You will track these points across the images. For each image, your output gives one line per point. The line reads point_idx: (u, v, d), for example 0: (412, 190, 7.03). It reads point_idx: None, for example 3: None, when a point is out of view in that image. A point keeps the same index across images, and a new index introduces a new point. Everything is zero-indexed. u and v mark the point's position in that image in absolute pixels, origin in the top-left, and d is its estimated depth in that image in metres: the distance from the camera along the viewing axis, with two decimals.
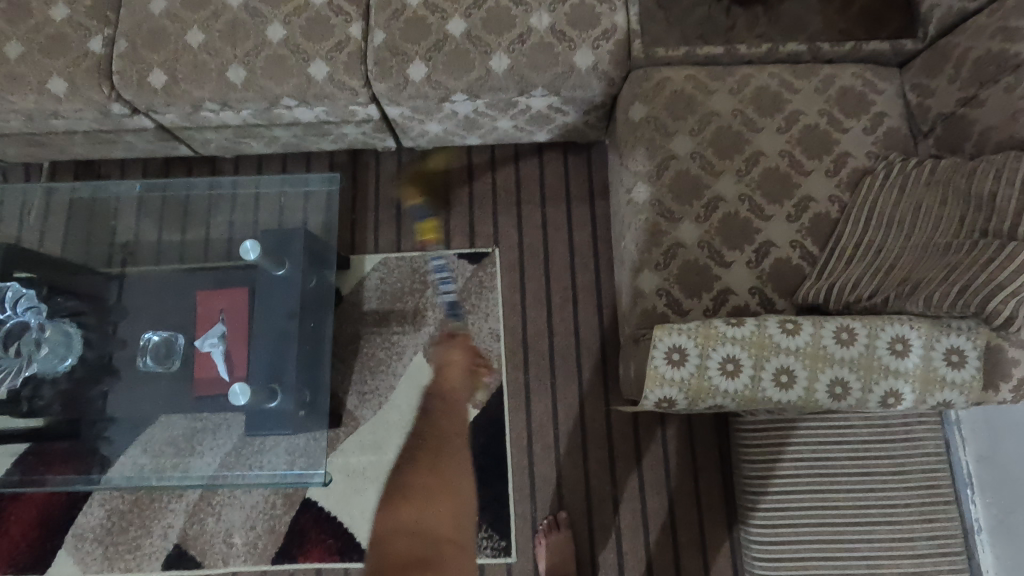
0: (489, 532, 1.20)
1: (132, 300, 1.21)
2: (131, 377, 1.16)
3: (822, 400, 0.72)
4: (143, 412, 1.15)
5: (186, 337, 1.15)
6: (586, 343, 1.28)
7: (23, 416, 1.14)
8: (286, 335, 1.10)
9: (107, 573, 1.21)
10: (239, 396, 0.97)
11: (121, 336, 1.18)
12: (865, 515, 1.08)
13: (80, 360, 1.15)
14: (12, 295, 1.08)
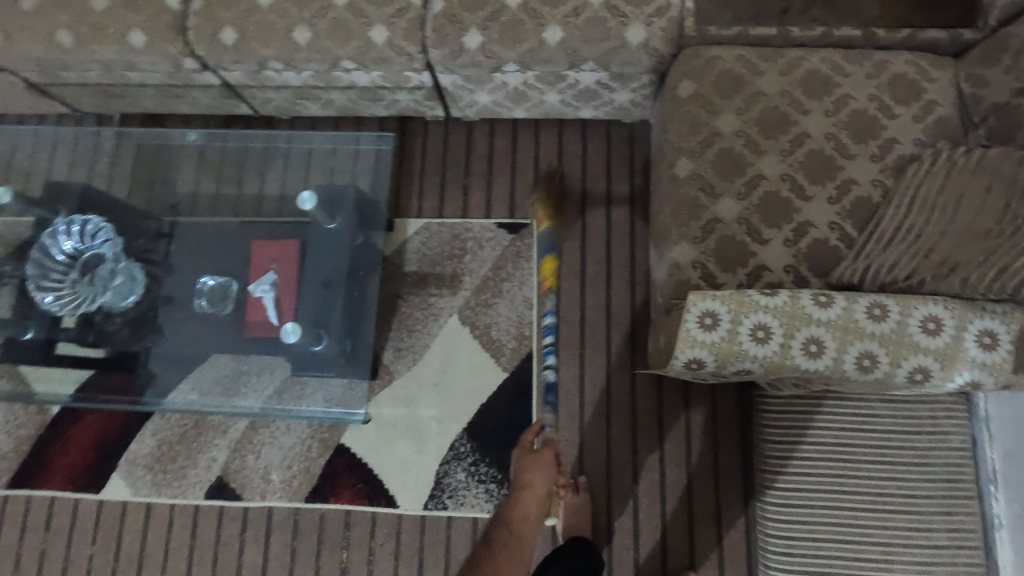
0: (511, 490, 1.25)
1: (190, 246, 1.29)
2: (183, 317, 1.24)
3: (849, 371, 0.74)
4: (197, 350, 1.24)
5: (239, 284, 1.23)
6: (617, 317, 1.31)
7: (88, 346, 1.22)
8: (335, 282, 1.16)
9: (155, 498, 1.30)
10: (292, 335, 1.02)
11: (180, 277, 1.26)
12: (885, 504, 1.11)
13: (141, 298, 1.23)
14: (92, 227, 1.15)
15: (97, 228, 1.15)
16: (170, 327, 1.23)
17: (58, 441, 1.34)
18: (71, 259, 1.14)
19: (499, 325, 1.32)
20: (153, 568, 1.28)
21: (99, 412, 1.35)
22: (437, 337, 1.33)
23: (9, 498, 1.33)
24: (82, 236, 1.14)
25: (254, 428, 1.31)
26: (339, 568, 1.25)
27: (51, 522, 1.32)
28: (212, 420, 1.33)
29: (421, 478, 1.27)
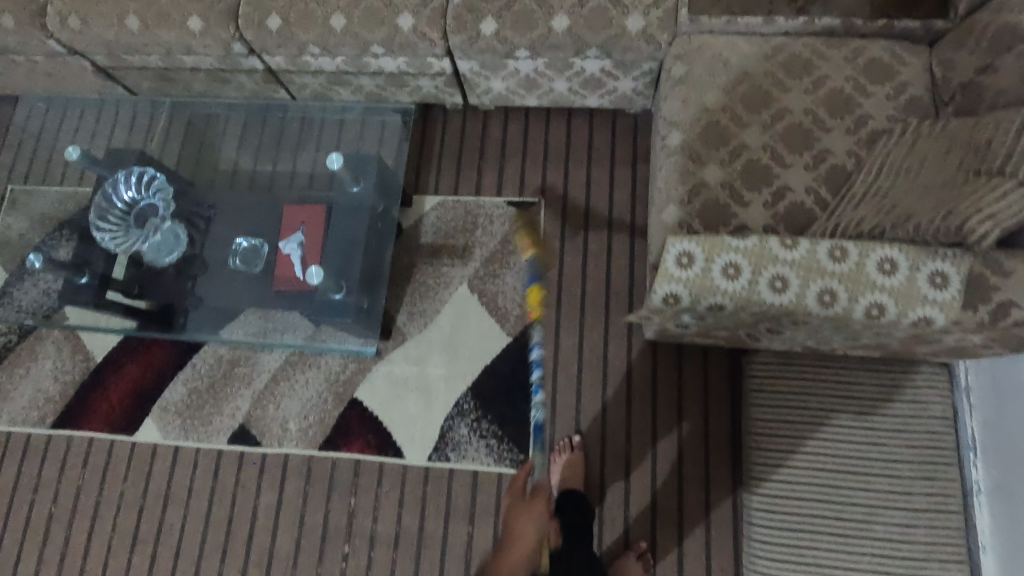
0: (510, 446, 1.33)
1: (225, 209, 1.41)
2: (219, 274, 1.36)
3: (811, 306, 0.82)
4: (231, 305, 1.36)
5: (270, 246, 1.35)
6: (616, 289, 1.40)
7: (133, 297, 1.36)
8: (354, 243, 1.28)
9: (183, 441, 1.41)
10: (315, 277, 1.16)
11: (215, 238, 1.38)
12: (866, 466, 1.17)
13: (179, 258, 1.37)
14: (149, 179, 1.31)
15: (161, 185, 1.32)
16: (206, 282, 1.36)
17: (100, 387, 1.47)
18: (129, 207, 1.32)
19: (505, 293, 1.42)
20: (177, 506, 1.38)
21: (138, 362, 1.47)
22: (447, 303, 1.43)
23: (51, 438, 1.45)
24: (141, 186, 1.31)
25: (276, 380, 1.42)
26: (347, 512, 1.33)
27: (86, 461, 1.43)
28: (238, 371, 1.44)
29: (427, 432, 1.35)
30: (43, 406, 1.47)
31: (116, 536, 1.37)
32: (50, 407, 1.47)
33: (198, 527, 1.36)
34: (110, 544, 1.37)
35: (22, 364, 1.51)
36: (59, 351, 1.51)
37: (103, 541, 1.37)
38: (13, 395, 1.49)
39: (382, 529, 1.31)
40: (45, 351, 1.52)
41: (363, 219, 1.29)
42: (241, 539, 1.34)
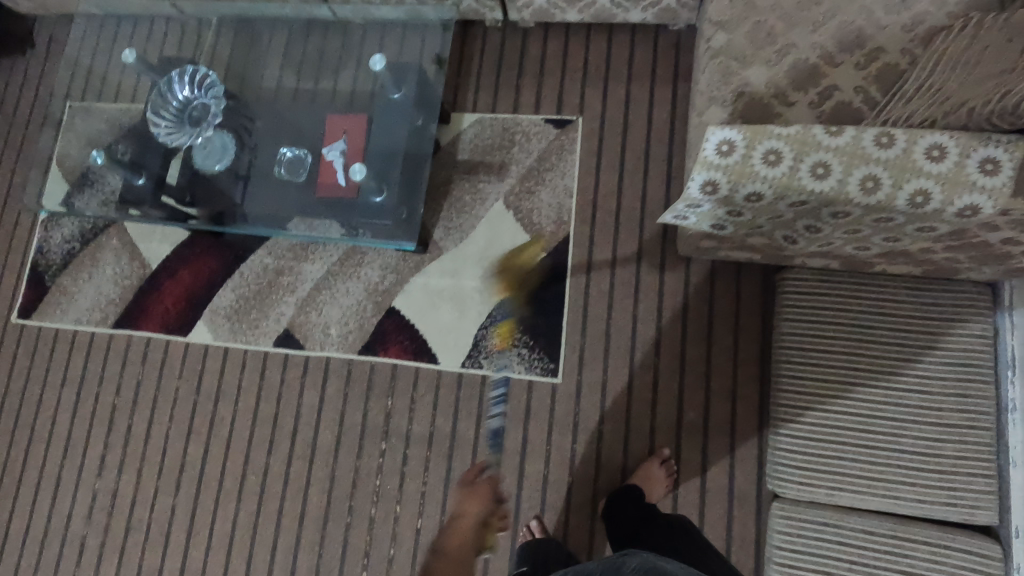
0: (541, 355, 1.37)
1: (269, 121, 1.45)
2: (262, 183, 1.40)
3: (852, 193, 0.81)
4: (275, 209, 1.38)
5: (312, 157, 1.38)
6: (652, 208, 1.40)
7: (185, 205, 1.40)
8: (394, 148, 1.34)
9: (231, 343, 1.50)
10: (357, 175, 1.21)
11: (258, 149, 1.42)
12: (899, 382, 1.17)
13: (226, 168, 1.41)
14: (207, 80, 1.40)
15: (218, 89, 1.40)
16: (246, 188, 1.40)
17: (156, 291, 1.56)
18: (184, 106, 1.41)
19: (540, 209, 1.43)
20: (227, 402, 1.47)
21: (190, 270, 1.56)
22: (483, 217, 1.45)
23: (113, 337, 1.56)
24: (200, 85, 1.40)
25: (318, 289, 1.49)
26: (384, 413, 1.40)
27: (145, 358, 1.53)
28: (282, 280, 1.51)
29: (460, 340, 1.40)
30: (105, 307, 1.58)
31: (173, 426, 1.48)
32: (112, 308, 1.58)
33: (247, 421, 1.45)
34: (168, 434, 1.48)
35: (85, 269, 1.61)
36: (117, 258, 1.60)
37: (161, 430, 1.49)
38: (77, 297, 1.60)
39: (417, 429, 1.38)
40: (105, 257, 1.61)
41: (405, 126, 1.34)
42: (286, 434, 1.43)
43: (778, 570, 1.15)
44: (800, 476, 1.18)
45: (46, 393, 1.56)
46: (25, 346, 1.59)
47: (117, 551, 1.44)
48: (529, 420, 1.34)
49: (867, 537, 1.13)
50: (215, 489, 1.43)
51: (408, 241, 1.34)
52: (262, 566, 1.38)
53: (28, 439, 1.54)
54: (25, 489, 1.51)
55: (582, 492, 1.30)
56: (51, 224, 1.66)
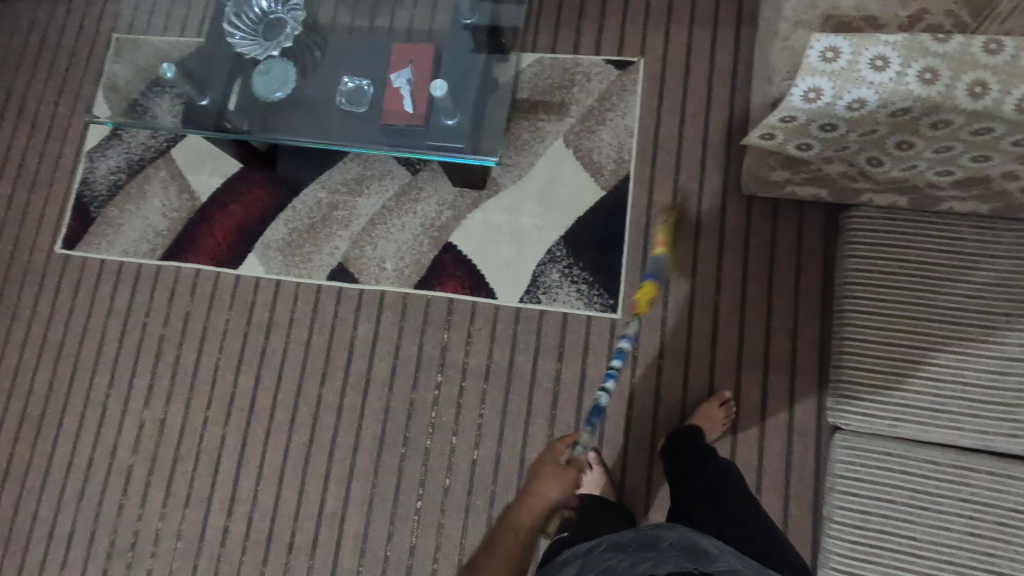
0: (601, 292, 1.37)
1: (329, 50, 1.40)
2: (324, 111, 1.35)
3: (959, 98, 0.82)
4: (338, 133, 1.33)
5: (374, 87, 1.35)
6: (713, 149, 1.40)
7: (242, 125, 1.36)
8: (466, 75, 1.33)
9: (284, 276, 1.49)
10: (439, 89, 1.22)
11: (318, 76, 1.38)
12: (963, 317, 1.19)
13: (287, 96, 1.37)
14: None
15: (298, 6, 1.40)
16: (307, 114, 1.36)
17: (206, 224, 1.54)
18: (262, 18, 1.40)
19: (601, 148, 1.43)
20: (279, 333, 1.46)
21: (241, 203, 1.54)
22: (543, 156, 1.45)
23: (161, 269, 1.54)
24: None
25: (374, 224, 1.48)
26: (440, 346, 1.40)
27: (194, 290, 1.52)
28: (337, 214, 1.50)
29: (519, 276, 1.40)
30: (153, 239, 1.56)
31: (223, 357, 1.47)
32: (159, 240, 1.56)
33: (299, 353, 1.44)
34: (217, 365, 1.47)
35: (132, 201, 1.59)
36: (165, 190, 1.59)
37: (211, 362, 1.47)
38: (124, 228, 1.58)
39: (474, 362, 1.38)
40: (153, 190, 1.59)
41: (476, 57, 1.35)
42: (340, 366, 1.42)
43: (840, 499, 1.17)
44: (864, 407, 1.19)
45: (91, 323, 1.54)
46: (70, 276, 1.57)
47: (165, 480, 1.43)
48: (588, 354, 1.35)
49: (930, 467, 1.15)
50: (266, 419, 1.42)
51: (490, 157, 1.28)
52: (314, 495, 1.37)
53: (73, 368, 1.52)
54: (70, 419, 1.49)
55: (640, 424, 1.31)
56: (97, 156, 1.63)
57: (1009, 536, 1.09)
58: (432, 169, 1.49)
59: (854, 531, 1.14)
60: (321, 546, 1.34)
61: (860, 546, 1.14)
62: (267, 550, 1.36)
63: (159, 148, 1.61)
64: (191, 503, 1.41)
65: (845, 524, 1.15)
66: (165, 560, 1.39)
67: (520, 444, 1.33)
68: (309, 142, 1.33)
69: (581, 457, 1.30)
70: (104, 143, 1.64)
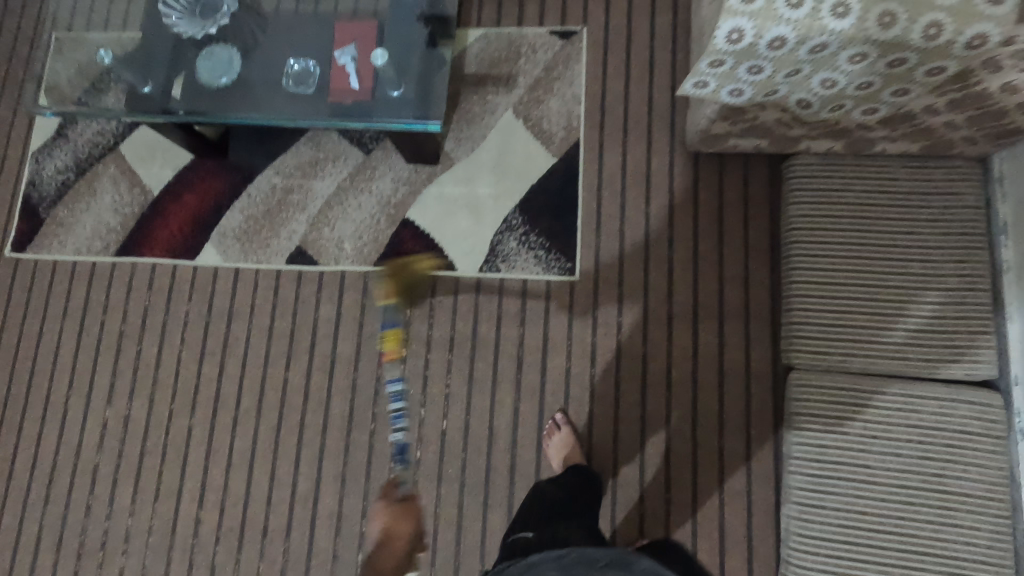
0: (558, 255, 1.39)
1: (270, 33, 1.40)
2: (270, 93, 1.35)
3: (871, 31, 0.86)
4: (285, 110, 1.32)
5: (318, 67, 1.35)
6: (658, 109, 1.44)
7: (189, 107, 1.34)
8: (409, 45, 1.34)
9: (243, 263, 1.48)
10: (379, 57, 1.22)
11: (262, 59, 1.38)
12: (900, 252, 1.24)
13: (232, 81, 1.36)
14: None
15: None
16: (253, 96, 1.35)
17: (159, 217, 1.53)
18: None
19: (550, 117, 1.46)
20: (241, 321, 1.45)
21: (195, 193, 1.53)
22: (494, 127, 1.47)
23: (116, 265, 1.52)
24: None
25: (329, 205, 1.48)
26: (403, 320, 1.41)
27: (151, 284, 1.50)
28: (292, 198, 1.50)
29: (477, 246, 1.42)
30: (106, 236, 1.54)
31: (185, 349, 1.46)
32: (113, 237, 1.54)
33: (262, 338, 1.44)
34: (180, 357, 1.46)
35: (83, 199, 1.57)
36: (116, 186, 1.56)
37: (173, 354, 1.46)
38: (75, 227, 1.55)
39: (437, 334, 1.39)
40: (103, 187, 1.57)
41: (418, 27, 1.35)
42: (304, 348, 1.42)
43: (798, 434, 1.21)
44: (814, 344, 1.23)
45: (46, 325, 1.51)
46: (21, 280, 1.54)
47: (133, 476, 1.41)
48: (549, 317, 1.37)
49: (880, 397, 1.19)
50: (234, 408, 1.41)
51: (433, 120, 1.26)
52: (286, 478, 1.37)
53: (31, 372, 1.49)
54: (30, 423, 1.46)
55: (605, 382, 1.33)
56: (42, 157, 1.60)
57: (953, 456, 1.15)
58: (385, 148, 1.50)
59: (812, 465, 1.19)
60: (296, 528, 1.34)
61: (818, 478, 1.18)
62: (242, 537, 1.35)
63: (106, 144, 1.59)
64: (162, 497, 1.39)
65: (804, 458, 1.19)
66: (138, 557, 1.37)
67: (488, 411, 1.35)
68: (252, 120, 1.31)
69: (550, 418, 1.33)
70: (50, 143, 1.61)
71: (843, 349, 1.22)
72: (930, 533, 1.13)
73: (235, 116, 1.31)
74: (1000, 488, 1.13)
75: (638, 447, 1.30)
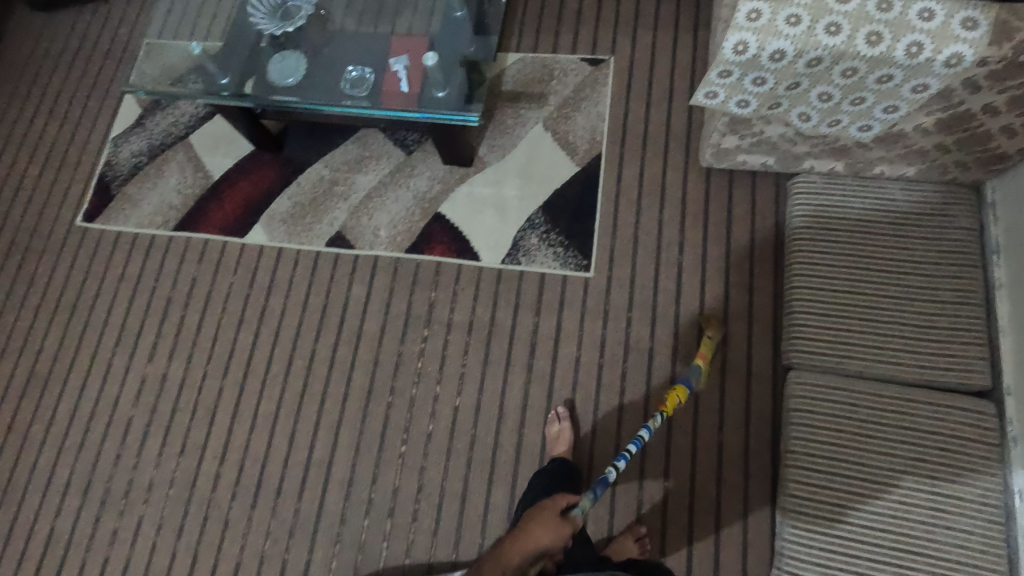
0: (575, 253, 1.50)
1: (334, 44, 1.60)
2: (329, 89, 1.52)
3: (860, 47, 0.99)
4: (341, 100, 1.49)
5: (373, 73, 1.52)
6: (675, 130, 1.57)
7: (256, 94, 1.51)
8: (454, 56, 1.52)
9: (286, 243, 1.62)
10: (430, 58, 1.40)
11: (325, 64, 1.56)
12: (898, 265, 1.32)
13: (299, 82, 1.54)
14: None
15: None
16: (314, 90, 1.52)
17: (216, 198, 1.69)
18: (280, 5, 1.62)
19: (576, 131, 1.61)
20: (279, 295, 1.58)
21: (251, 180, 1.69)
22: (524, 138, 1.62)
23: (172, 239, 1.67)
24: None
25: (370, 197, 1.63)
26: (428, 304, 1.51)
27: (202, 257, 1.64)
28: (337, 189, 1.65)
29: (501, 241, 1.54)
30: (167, 213, 1.70)
31: (225, 317, 1.58)
32: (172, 214, 1.70)
33: (296, 312, 1.55)
34: (219, 324, 1.57)
35: (151, 180, 1.74)
36: (181, 170, 1.74)
37: (214, 321, 1.58)
38: (140, 203, 1.72)
39: (458, 318, 1.49)
40: (170, 170, 1.75)
41: (464, 45, 1.55)
42: (334, 323, 1.53)
43: (796, 430, 1.25)
44: (814, 346, 1.30)
45: (103, 288, 1.65)
46: (87, 246, 1.70)
47: (163, 431, 1.50)
48: (563, 309, 1.46)
49: (876, 399, 1.24)
50: (263, 374, 1.51)
51: (472, 112, 1.41)
52: (304, 442, 1.44)
53: (82, 329, 1.62)
54: (75, 375, 1.57)
55: (611, 372, 1.41)
56: (121, 142, 1.80)
57: (948, 459, 1.18)
58: (425, 150, 1.66)
59: (808, 460, 1.22)
60: (308, 490, 1.41)
61: (813, 473, 1.22)
62: (257, 495, 1.42)
63: (178, 135, 1.78)
64: (186, 452, 1.47)
65: (801, 453, 1.23)
66: (157, 507, 1.44)
67: (500, 392, 1.42)
68: (312, 105, 1.48)
69: (557, 402, 1.40)
70: (129, 130, 1.81)
71: (841, 352, 1.28)
72: (923, 533, 1.15)
73: (296, 102, 1.49)
74: (994, 493, 1.16)
75: (641, 435, 1.36)
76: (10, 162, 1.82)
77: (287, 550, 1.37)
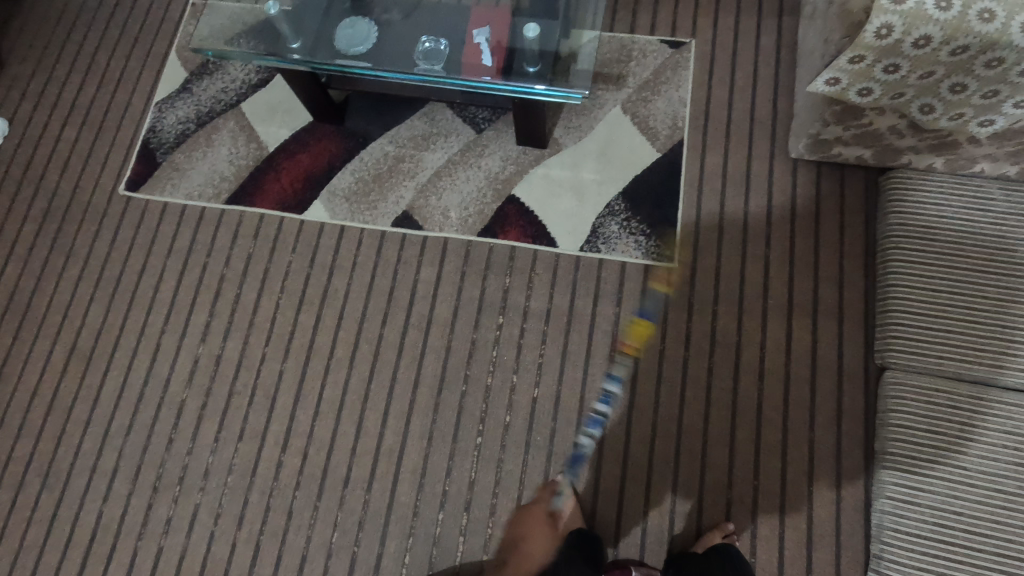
0: (657, 242, 1.45)
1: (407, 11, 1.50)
2: (404, 58, 1.43)
3: (1015, 34, 0.94)
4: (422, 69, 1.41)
5: (448, 45, 1.43)
6: (760, 119, 1.52)
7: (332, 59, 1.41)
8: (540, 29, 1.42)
9: (349, 222, 1.54)
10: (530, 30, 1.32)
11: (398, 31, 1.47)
12: (997, 267, 1.29)
13: (369, 50, 1.44)
14: None
15: None
16: (388, 58, 1.43)
17: (272, 171, 1.60)
18: None
19: (656, 115, 1.55)
20: (342, 275, 1.50)
21: (310, 153, 1.61)
22: (602, 120, 1.56)
23: (225, 212, 1.58)
24: None
25: (438, 176, 1.55)
26: (503, 289, 1.45)
27: (257, 233, 1.55)
28: (402, 166, 1.57)
29: (579, 227, 1.48)
30: (218, 184, 1.60)
31: (285, 297, 1.50)
32: (225, 185, 1.60)
33: (361, 294, 1.48)
34: (278, 303, 1.49)
35: (200, 148, 1.64)
36: (233, 139, 1.64)
37: (272, 300, 1.50)
38: (189, 173, 1.62)
39: (534, 305, 1.43)
40: (221, 140, 1.65)
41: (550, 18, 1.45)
42: (402, 306, 1.46)
43: (894, 432, 1.23)
44: (913, 346, 1.26)
45: (150, 262, 1.55)
46: (131, 217, 1.60)
47: (219, 415, 1.42)
48: (646, 299, 1.41)
49: (977, 403, 1.21)
50: (326, 357, 1.44)
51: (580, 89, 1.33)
52: (372, 430, 1.38)
53: (128, 304, 1.52)
54: (121, 354, 1.48)
55: (697, 366, 1.36)
56: (165, 107, 1.69)
57: None
58: (496, 129, 1.59)
59: (907, 462, 1.20)
60: (378, 480, 1.34)
61: (913, 474, 1.19)
62: (323, 485, 1.35)
63: (229, 102, 1.68)
64: (245, 437, 1.40)
65: (900, 455, 1.21)
66: (215, 495, 1.36)
67: (580, 384, 1.37)
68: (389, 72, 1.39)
69: (640, 396, 1.35)
70: (175, 95, 1.70)
71: (942, 353, 1.25)
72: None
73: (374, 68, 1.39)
74: None
75: (727, 432, 1.32)
76: (44, 123, 1.70)
77: (356, 542, 1.31)
